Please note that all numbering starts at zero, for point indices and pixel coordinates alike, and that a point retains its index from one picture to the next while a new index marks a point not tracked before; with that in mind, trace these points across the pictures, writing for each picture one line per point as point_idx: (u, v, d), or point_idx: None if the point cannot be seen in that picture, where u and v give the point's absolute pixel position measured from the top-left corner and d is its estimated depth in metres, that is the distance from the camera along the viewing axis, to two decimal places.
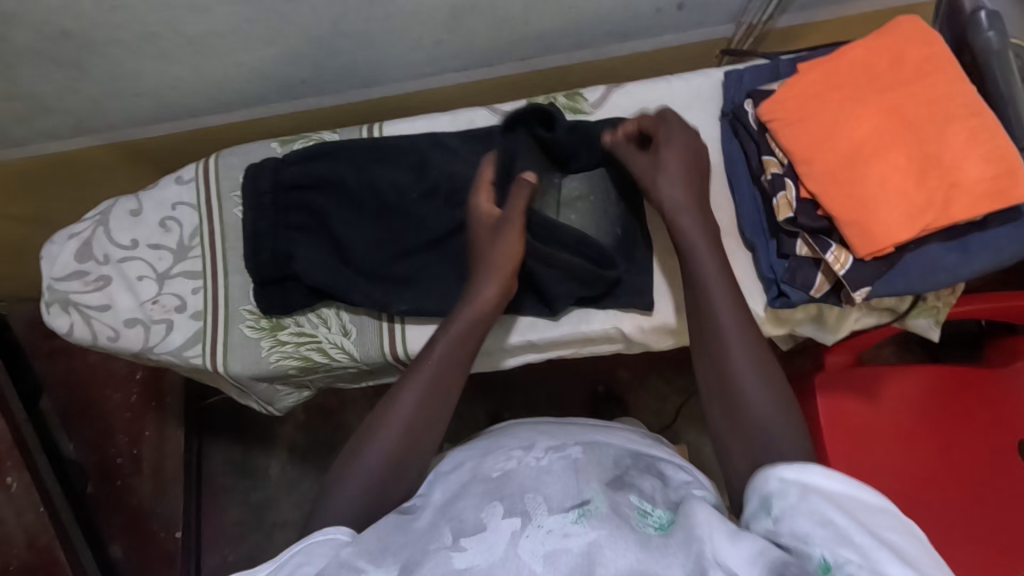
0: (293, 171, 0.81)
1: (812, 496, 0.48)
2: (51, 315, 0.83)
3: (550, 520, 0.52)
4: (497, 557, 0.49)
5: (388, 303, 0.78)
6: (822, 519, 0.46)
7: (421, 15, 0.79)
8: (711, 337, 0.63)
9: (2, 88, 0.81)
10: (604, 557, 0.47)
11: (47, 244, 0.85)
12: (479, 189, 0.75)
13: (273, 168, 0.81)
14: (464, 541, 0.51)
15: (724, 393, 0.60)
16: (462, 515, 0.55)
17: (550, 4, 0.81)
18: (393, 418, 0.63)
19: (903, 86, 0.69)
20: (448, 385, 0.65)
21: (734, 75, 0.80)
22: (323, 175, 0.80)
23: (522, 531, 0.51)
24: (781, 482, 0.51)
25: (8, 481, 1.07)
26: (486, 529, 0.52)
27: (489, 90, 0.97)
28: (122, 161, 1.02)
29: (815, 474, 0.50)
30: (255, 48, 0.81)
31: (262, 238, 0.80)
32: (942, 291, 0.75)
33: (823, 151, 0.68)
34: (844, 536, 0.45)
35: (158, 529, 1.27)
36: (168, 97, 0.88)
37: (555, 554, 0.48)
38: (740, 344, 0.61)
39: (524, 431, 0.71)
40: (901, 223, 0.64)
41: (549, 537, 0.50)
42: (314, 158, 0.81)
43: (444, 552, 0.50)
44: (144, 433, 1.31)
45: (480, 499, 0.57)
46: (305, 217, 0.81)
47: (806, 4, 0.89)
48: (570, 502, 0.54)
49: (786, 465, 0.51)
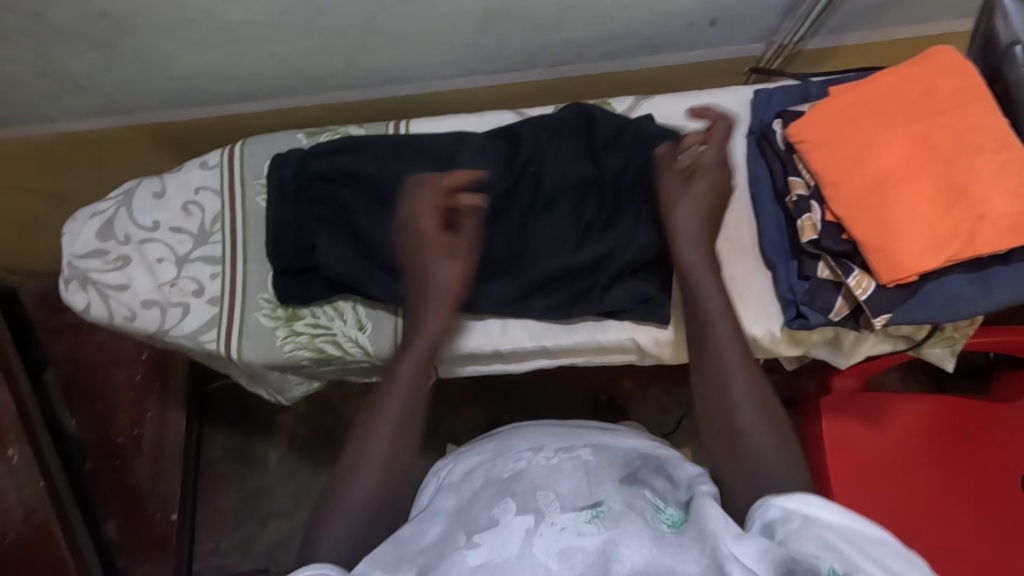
0: (320, 162, 0.81)
1: (816, 526, 0.48)
2: (68, 292, 0.83)
3: (562, 518, 0.53)
4: (512, 555, 0.50)
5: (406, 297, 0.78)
6: (829, 546, 0.47)
7: (456, 17, 0.79)
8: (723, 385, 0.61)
9: (36, 65, 0.82)
10: (619, 554, 0.49)
11: (69, 221, 0.85)
12: (426, 212, 0.69)
13: (300, 159, 0.82)
14: (477, 537, 0.53)
15: (725, 428, 0.60)
16: (475, 515, 0.56)
17: (584, 13, 0.81)
18: (366, 453, 0.61)
19: (934, 115, 0.69)
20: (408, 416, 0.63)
21: (763, 94, 0.80)
22: (349, 171, 0.81)
23: (536, 529, 0.52)
24: (784, 512, 0.50)
25: (8, 454, 1.07)
26: (499, 525, 0.53)
27: (515, 95, 0.97)
28: (143, 142, 1.02)
29: (819, 506, 0.49)
30: (288, 40, 0.82)
31: (284, 228, 0.81)
32: (960, 323, 0.75)
33: (850, 175, 0.68)
34: (852, 562, 0.46)
35: (153, 510, 1.28)
36: (198, 83, 0.89)
37: (569, 552, 0.50)
38: (749, 400, 0.60)
39: (530, 432, 0.72)
40: (926, 252, 0.64)
41: (563, 535, 0.51)
42: (339, 152, 0.82)
43: (459, 551, 0.52)
44: (146, 414, 1.32)
45: (491, 498, 0.58)
46: (328, 208, 0.81)
47: (838, 26, 0.89)
48: (583, 501, 0.55)
49: (790, 495, 0.50)
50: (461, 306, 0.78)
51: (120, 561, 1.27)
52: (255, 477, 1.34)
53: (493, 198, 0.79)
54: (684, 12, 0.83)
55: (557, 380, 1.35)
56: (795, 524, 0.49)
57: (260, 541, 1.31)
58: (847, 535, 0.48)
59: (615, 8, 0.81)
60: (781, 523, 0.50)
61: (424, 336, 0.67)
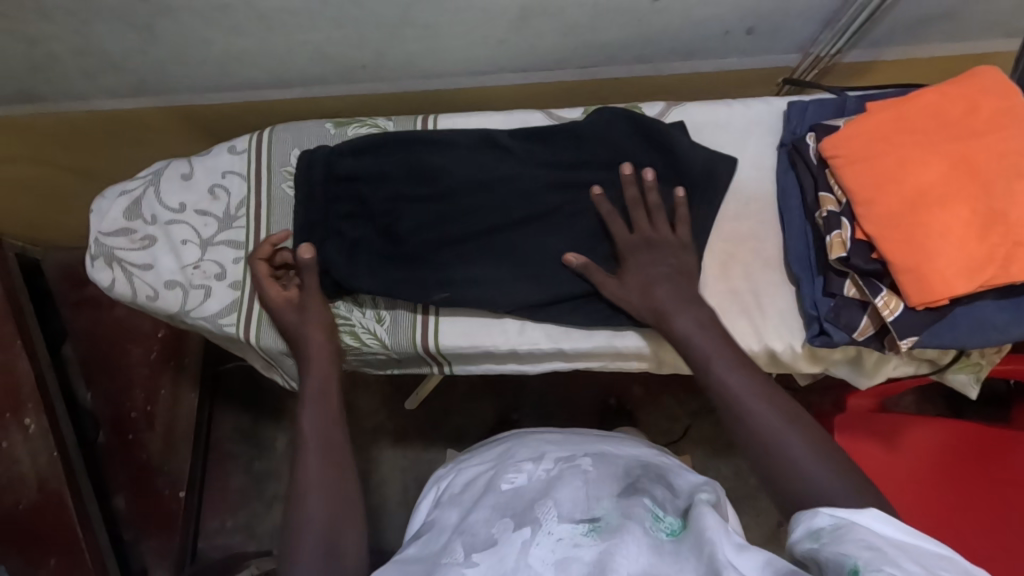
0: (348, 163, 0.81)
1: (861, 529, 0.47)
2: (94, 269, 0.84)
3: (559, 528, 0.53)
4: (508, 569, 0.51)
5: (427, 294, 0.77)
6: (869, 544, 0.45)
7: (491, 13, 0.79)
8: (756, 423, 0.61)
9: (75, 42, 0.83)
10: (616, 563, 0.49)
11: (99, 198, 0.87)
12: (264, 284, 0.79)
13: (324, 158, 0.81)
14: (476, 556, 0.53)
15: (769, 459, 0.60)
16: (474, 529, 0.56)
17: (619, 14, 0.80)
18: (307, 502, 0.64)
19: (973, 137, 0.67)
20: (336, 449, 0.69)
21: (798, 106, 0.79)
22: (375, 174, 0.80)
23: (532, 539, 0.53)
24: (833, 519, 0.49)
25: (26, 423, 1.10)
26: (498, 544, 0.54)
27: (544, 95, 0.97)
28: (174, 123, 1.04)
29: (868, 514, 0.48)
30: (322, 29, 0.82)
31: (312, 228, 0.80)
32: (988, 350, 0.73)
33: (884, 194, 0.67)
34: (889, 559, 0.44)
35: (163, 487, 1.29)
36: (231, 68, 0.90)
37: (566, 562, 0.50)
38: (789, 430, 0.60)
39: (532, 439, 0.72)
40: (958, 276, 0.63)
41: (559, 546, 0.52)
42: (366, 151, 0.82)
43: (456, 568, 0.52)
44: (161, 391, 1.32)
45: (491, 512, 0.58)
46: (354, 207, 0.80)
47: (877, 40, 0.88)
48: (581, 513, 0.55)
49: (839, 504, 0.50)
50: (482, 304, 0.77)
51: (127, 535, 1.28)
52: (263, 459, 1.36)
53: (519, 198, 0.79)
54: (721, 19, 0.82)
55: (566, 381, 1.35)
56: (843, 529, 0.48)
57: (265, 522, 1.33)
58: (894, 542, 0.46)
59: (652, 12, 0.80)
60: (830, 529, 0.49)
61: (313, 373, 0.75)
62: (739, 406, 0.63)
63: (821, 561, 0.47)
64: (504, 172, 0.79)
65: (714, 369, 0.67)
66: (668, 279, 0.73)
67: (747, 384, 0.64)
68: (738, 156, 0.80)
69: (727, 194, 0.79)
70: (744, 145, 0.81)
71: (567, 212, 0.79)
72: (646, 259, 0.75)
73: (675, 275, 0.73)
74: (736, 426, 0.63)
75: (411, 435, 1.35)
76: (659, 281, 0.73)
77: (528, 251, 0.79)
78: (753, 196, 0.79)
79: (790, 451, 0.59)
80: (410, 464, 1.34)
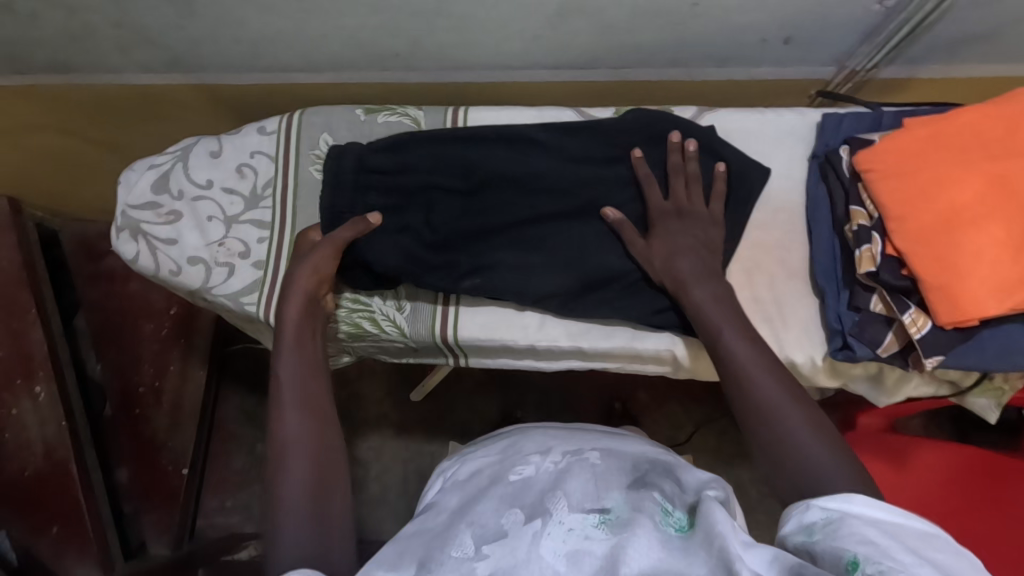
0: (380, 157, 0.80)
1: (852, 520, 0.47)
2: (119, 240, 0.85)
3: (570, 518, 0.53)
4: (519, 560, 0.50)
5: (455, 285, 0.78)
6: (864, 538, 0.45)
7: (530, 8, 0.79)
8: (760, 395, 0.60)
9: (113, 15, 0.84)
10: (627, 557, 0.48)
11: (127, 171, 0.87)
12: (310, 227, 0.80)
13: (359, 150, 0.81)
14: (487, 548, 0.52)
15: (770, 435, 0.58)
16: (483, 519, 0.56)
17: (658, 17, 0.80)
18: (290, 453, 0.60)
19: (1013, 158, 0.67)
20: (317, 399, 0.65)
21: (833, 119, 0.79)
22: (407, 166, 0.80)
23: (543, 531, 0.52)
24: (824, 511, 0.49)
25: (37, 390, 1.11)
26: (508, 536, 0.53)
27: (573, 93, 0.97)
28: (202, 101, 1.04)
29: (859, 503, 0.48)
30: (360, 15, 0.82)
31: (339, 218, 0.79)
32: (1012, 374, 0.73)
33: (918, 211, 0.67)
34: (886, 554, 0.44)
35: (166, 463, 1.28)
36: (265, 48, 0.90)
37: (578, 555, 0.50)
38: (792, 407, 0.59)
39: (538, 434, 0.71)
40: (991, 297, 0.63)
41: (571, 537, 0.51)
42: (400, 147, 0.81)
43: (466, 561, 0.51)
44: (169, 367, 1.31)
45: (500, 503, 0.58)
46: (386, 202, 0.79)
47: (914, 58, 0.87)
48: (590, 504, 0.54)
49: (828, 494, 0.50)
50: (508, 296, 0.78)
51: (127, 508, 1.27)
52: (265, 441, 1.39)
53: (546, 194, 0.79)
54: (759, 27, 0.82)
55: (574, 382, 1.35)
56: (835, 522, 0.48)
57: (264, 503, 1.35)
58: (886, 529, 0.46)
59: (690, 16, 0.80)
60: (822, 521, 0.49)
61: (288, 322, 0.70)
62: (745, 375, 0.62)
63: (817, 555, 0.47)
64: (533, 167, 0.79)
65: (723, 338, 0.66)
66: (692, 248, 0.73)
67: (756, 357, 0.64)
68: (769, 165, 0.80)
69: (756, 201, 0.78)
70: (776, 154, 0.81)
71: (594, 211, 0.79)
72: (676, 227, 0.75)
73: (700, 248, 0.74)
74: (740, 398, 0.62)
75: (416, 427, 1.35)
76: (683, 250, 0.73)
77: (552, 246, 0.79)
78: (782, 206, 0.79)
79: (795, 436, 0.57)
80: (412, 455, 1.34)
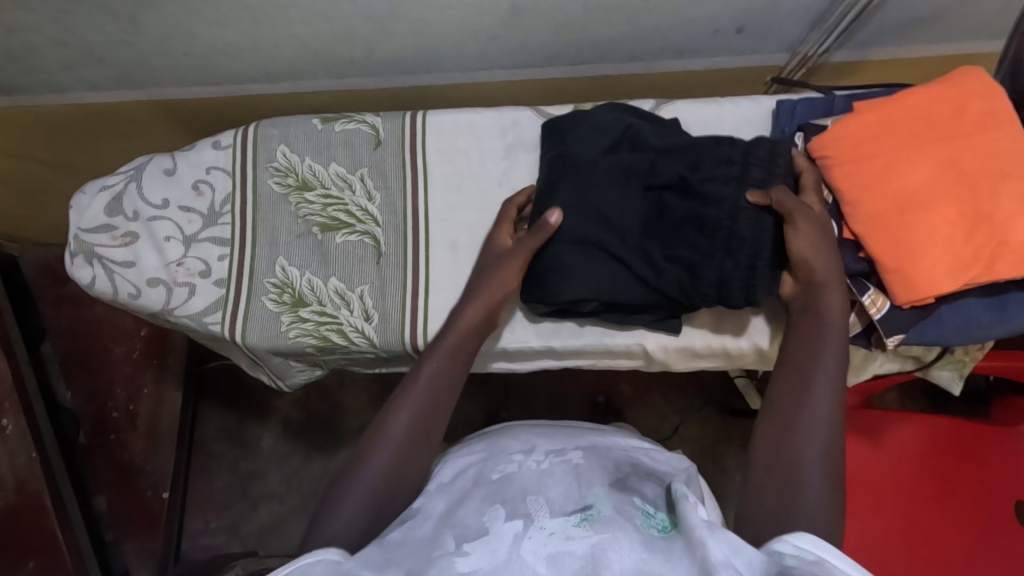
0: (720, 189, 0.70)
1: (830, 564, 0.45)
2: (74, 266, 0.82)
3: (551, 523, 0.51)
4: (501, 561, 0.48)
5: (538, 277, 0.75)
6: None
7: (482, 9, 0.78)
8: (806, 420, 0.60)
9: (55, 34, 0.81)
10: (608, 559, 0.47)
11: (78, 194, 0.84)
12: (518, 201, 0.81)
13: (745, 184, 0.71)
14: (468, 547, 0.51)
15: (790, 467, 0.58)
16: (466, 521, 0.54)
17: (609, 12, 0.80)
18: (373, 457, 0.62)
19: (960, 137, 0.68)
20: (425, 434, 0.65)
21: (787, 106, 0.80)
22: (711, 195, 0.70)
23: (525, 533, 0.51)
24: (797, 548, 0.47)
25: (3, 423, 1.06)
26: (489, 534, 0.52)
27: (533, 91, 0.97)
28: (155, 116, 1.01)
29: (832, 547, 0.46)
30: (312, 23, 0.80)
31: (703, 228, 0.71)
32: (970, 347, 0.75)
33: (873, 195, 0.68)
34: None
35: (146, 487, 1.25)
36: (216, 61, 0.88)
37: (558, 557, 0.48)
38: (820, 440, 0.59)
39: (523, 431, 0.72)
40: (945, 275, 0.65)
41: (552, 540, 0.50)
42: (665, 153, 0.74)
43: (448, 557, 0.49)
44: (143, 390, 1.28)
45: (482, 503, 0.57)
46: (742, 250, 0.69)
47: (864, 41, 0.89)
48: (572, 506, 0.54)
49: (802, 533, 0.48)
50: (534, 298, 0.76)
51: (108, 536, 1.24)
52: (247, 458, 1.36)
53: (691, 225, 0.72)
54: (712, 18, 0.82)
55: (557, 379, 1.34)
56: (809, 559, 0.46)
57: (251, 521, 1.33)
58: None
59: (643, 9, 0.80)
60: (792, 556, 0.46)
61: (453, 332, 0.73)
62: (810, 382, 0.63)
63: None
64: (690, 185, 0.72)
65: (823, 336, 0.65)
66: (818, 235, 0.68)
67: (831, 364, 0.64)
68: None
69: None
70: None
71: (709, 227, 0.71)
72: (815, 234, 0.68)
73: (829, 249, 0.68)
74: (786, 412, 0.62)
75: None
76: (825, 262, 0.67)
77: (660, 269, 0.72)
78: None
79: (809, 464, 0.58)
80: None
